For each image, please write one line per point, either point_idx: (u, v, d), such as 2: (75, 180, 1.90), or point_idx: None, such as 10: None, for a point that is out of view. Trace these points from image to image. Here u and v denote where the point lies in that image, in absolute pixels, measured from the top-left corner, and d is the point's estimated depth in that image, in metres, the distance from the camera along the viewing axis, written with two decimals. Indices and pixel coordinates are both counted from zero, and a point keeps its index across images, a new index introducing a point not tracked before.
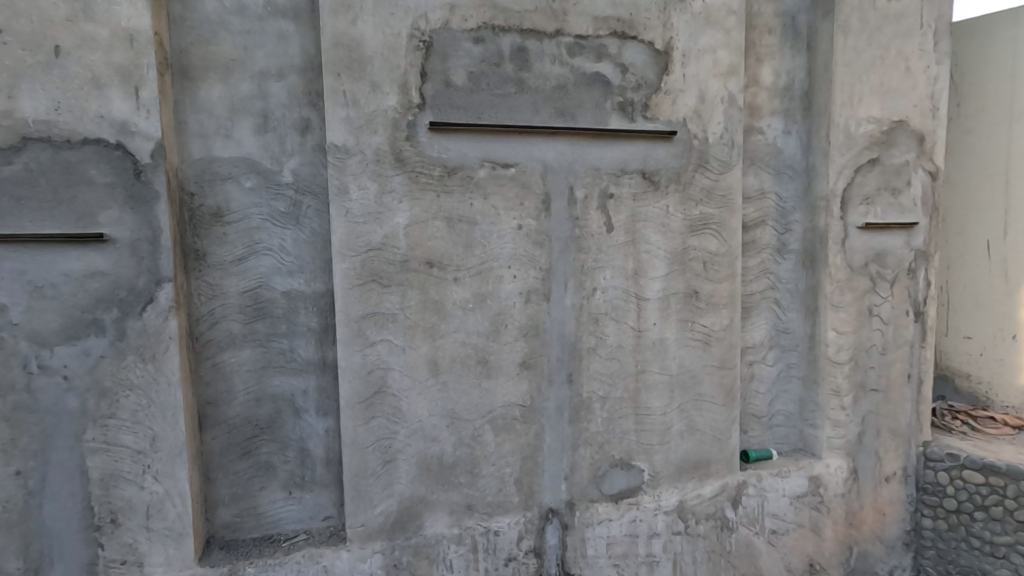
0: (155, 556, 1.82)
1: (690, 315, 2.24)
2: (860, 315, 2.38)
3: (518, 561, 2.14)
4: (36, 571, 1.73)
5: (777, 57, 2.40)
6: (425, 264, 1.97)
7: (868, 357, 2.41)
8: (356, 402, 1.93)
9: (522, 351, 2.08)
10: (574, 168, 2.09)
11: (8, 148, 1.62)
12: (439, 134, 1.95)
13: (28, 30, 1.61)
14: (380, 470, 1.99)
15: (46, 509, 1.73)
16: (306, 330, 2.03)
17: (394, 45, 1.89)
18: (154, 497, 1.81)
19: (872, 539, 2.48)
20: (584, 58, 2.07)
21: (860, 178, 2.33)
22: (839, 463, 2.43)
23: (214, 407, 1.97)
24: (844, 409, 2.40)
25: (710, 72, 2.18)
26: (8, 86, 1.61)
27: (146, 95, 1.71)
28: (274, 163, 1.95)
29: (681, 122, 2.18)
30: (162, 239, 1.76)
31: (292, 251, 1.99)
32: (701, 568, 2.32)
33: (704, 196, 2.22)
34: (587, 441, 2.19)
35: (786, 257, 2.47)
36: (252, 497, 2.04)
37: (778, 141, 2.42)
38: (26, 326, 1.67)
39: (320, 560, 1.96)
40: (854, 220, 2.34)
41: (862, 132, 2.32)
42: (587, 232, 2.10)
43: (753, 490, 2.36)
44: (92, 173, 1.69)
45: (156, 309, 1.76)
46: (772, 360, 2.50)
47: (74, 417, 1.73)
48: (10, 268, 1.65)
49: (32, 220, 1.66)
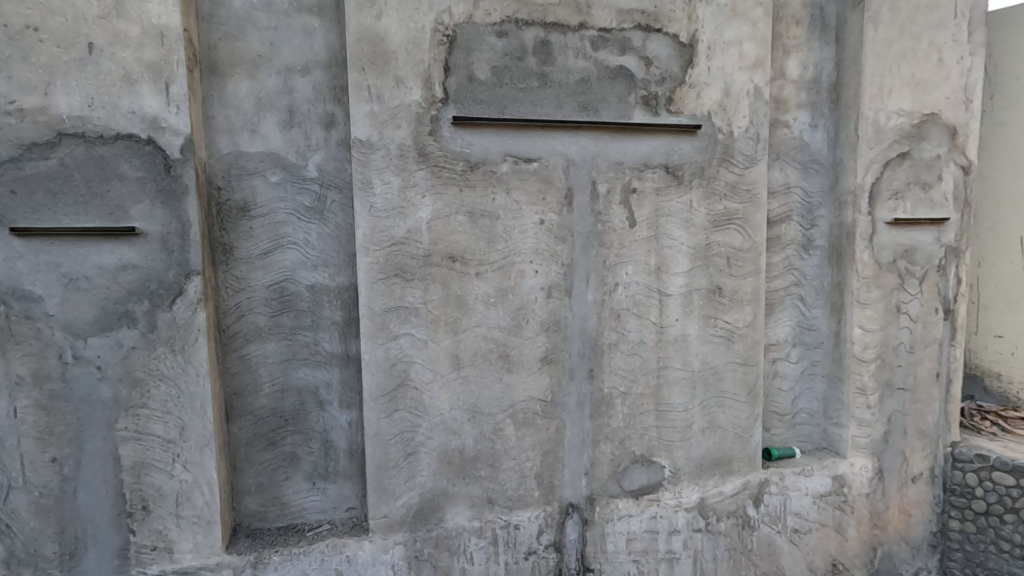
0: (184, 542, 1.87)
1: (713, 311, 2.22)
2: (887, 313, 2.34)
3: (538, 555, 2.15)
4: (71, 555, 1.78)
5: (804, 49, 2.36)
6: (448, 258, 1.97)
7: (896, 355, 2.37)
8: (379, 394, 1.96)
9: (543, 346, 2.08)
10: (597, 162, 2.07)
11: (43, 143, 1.67)
12: (462, 129, 1.95)
13: (63, 28, 1.65)
14: (403, 463, 2.01)
15: (80, 496, 1.78)
16: (330, 323, 2.05)
17: (418, 40, 1.89)
18: (184, 485, 1.85)
19: (897, 540, 2.43)
20: (607, 52, 2.05)
21: (889, 173, 2.28)
22: (864, 463, 2.39)
23: (240, 398, 2.00)
24: (869, 407, 2.37)
25: (736, 64, 2.15)
26: (44, 83, 1.64)
27: (176, 91, 1.74)
28: (299, 158, 1.97)
29: (705, 115, 2.15)
30: (191, 233, 1.79)
31: (317, 245, 2.01)
32: (722, 566, 2.30)
33: (728, 191, 2.19)
34: (607, 436, 2.18)
35: (811, 252, 2.43)
36: (277, 487, 2.08)
37: (804, 135, 2.40)
38: (61, 317, 1.72)
39: (343, 550, 1.99)
40: (883, 215, 2.29)
41: (892, 125, 2.27)
42: (610, 227, 2.10)
43: (774, 488, 2.33)
44: (124, 168, 1.73)
45: (185, 302, 1.80)
46: (796, 358, 2.47)
47: (107, 406, 1.77)
48: (46, 261, 1.69)
49: (67, 214, 1.70)
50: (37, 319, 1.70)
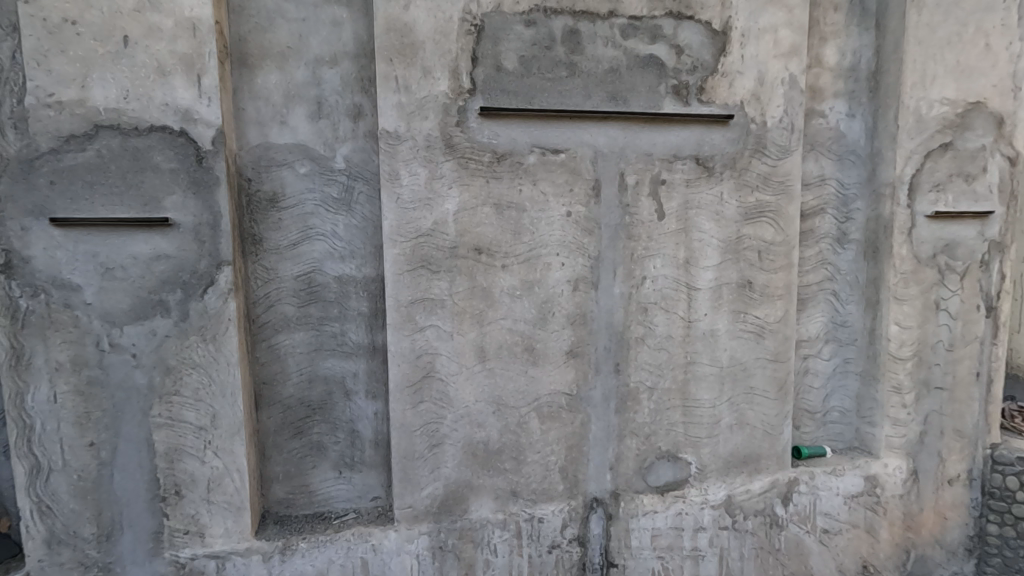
0: (215, 527, 1.91)
1: (743, 306, 2.17)
2: (925, 309, 2.26)
3: (562, 549, 2.14)
4: (107, 537, 1.84)
5: (842, 36, 2.29)
6: (474, 250, 1.97)
7: (933, 353, 2.29)
8: (404, 385, 1.97)
9: (569, 339, 2.07)
10: (626, 154, 2.04)
11: (81, 135, 1.70)
12: (489, 120, 1.94)
13: (100, 21, 1.68)
14: (428, 454, 2.02)
15: (116, 479, 1.83)
16: (356, 314, 2.06)
17: (446, 30, 1.88)
18: (215, 472, 1.89)
19: (931, 543, 2.36)
20: (637, 40, 2.01)
21: (930, 164, 2.20)
22: (898, 463, 2.32)
23: (269, 387, 2.03)
24: (905, 407, 2.30)
25: (771, 52, 2.08)
26: (82, 76, 1.68)
27: (207, 83, 1.76)
28: (327, 149, 1.98)
29: (738, 105, 2.10)
30: (222, 224, 1.81)
31: (344, 236, 2.02)
32: (748, 565, 2.27)
33: (760, 183, 2.13)
34: (633, 431, 2.16)
35: (845, 247, 2.36)
36: (305, 475, 2.11)
37: (840, 125, 2.32)
38: (98, 305, 1.76)
39: (369, 538, 2.01)
40: (922, 208, 2.21)
41: (934, 115, 2.18)
42: (638, 219, 2.06)
43: (804, 488, 2.28)
44: (157, 159, 1.76)
45: (216, 291, 1.83)
46: (828, 355, 2.41)
47: (142, 393, 1.81)
48: (84, 250, 1.74)
49: (103, 205, 1.73)
50: (76, 307, 1.75)
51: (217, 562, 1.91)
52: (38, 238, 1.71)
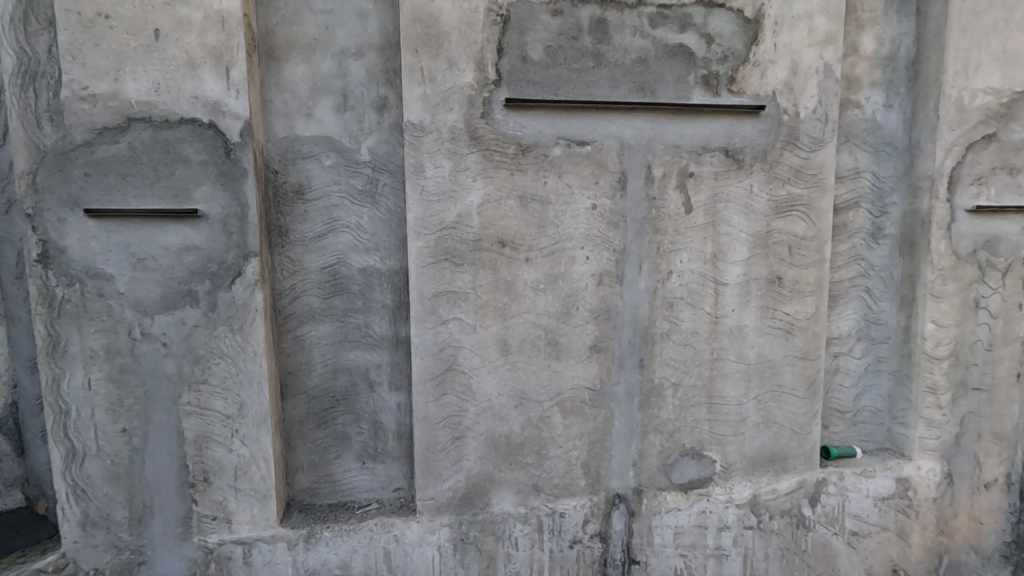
0: (242, 514, 1.94)
1: (772, 302, 2.12)
2: (964, 307, 2.18)
3: (584, 544, 2.12)
4: (139, 521, 1.88)
5: (880, 23, 2.20)
6: (498, 243, 1.95)
7: (972, 353, 2.21)
8: (428, 377, 1.97)
9: (593, 334, 2.04)
10: (653, 146, 2.00)
11: (114, 128, 1.73)
12: (514, 111, 1.92)
13: (132, 15, 1.70)
14: (450, 447, 2.03)
15: (147, 465, 1.87)
16: (380, 306, 2.07)
17: (471, 20, 1.86)
18: (242, 459, 1.92)
19: (966, 549, 2.28)
20: (666, 29, 1.97)
21: (973, 157, 2.11)
22: (931, 465, 2.25)
23: (295, 377, 2.06)
24: (940, 408, 2.22)
25: (805, 40, 2.02)
26: (115, 70, 1.71)
27: (236, 75, 1.77)
28: (352, 141, 1.98)
29: (770, 95, 2.04)
30: (249, 215, 1.83)
31: (368, 228, 2.02)
32: (774, 566, 2.22)
33: (792, 175, 2.08)
34: (656, 427, 2.14)
35: (880, 242, 2.28)
36: (329, 465, 2.13)
37: (877, 116, 2.25)
38: (130, 295, 1.80)
39: (391, 529, 2.02)
40: (962, 202, 2.13)
41: (977, 105, 2.09)
42: (664, 213, 2.03)
43: (832, 488, 2.23)
44: (187, 151, 1.78)
45: (243, 282, 1.85)
46: (859, 353, 2.34)
47: (172, 381, 1.85)
48: (117, 241, 1.77)
49: (135, 196, 1.76)
50: (109, 296, 1.79)
51: (243, 548, 1.95)
52: (72, 228, 1.75)
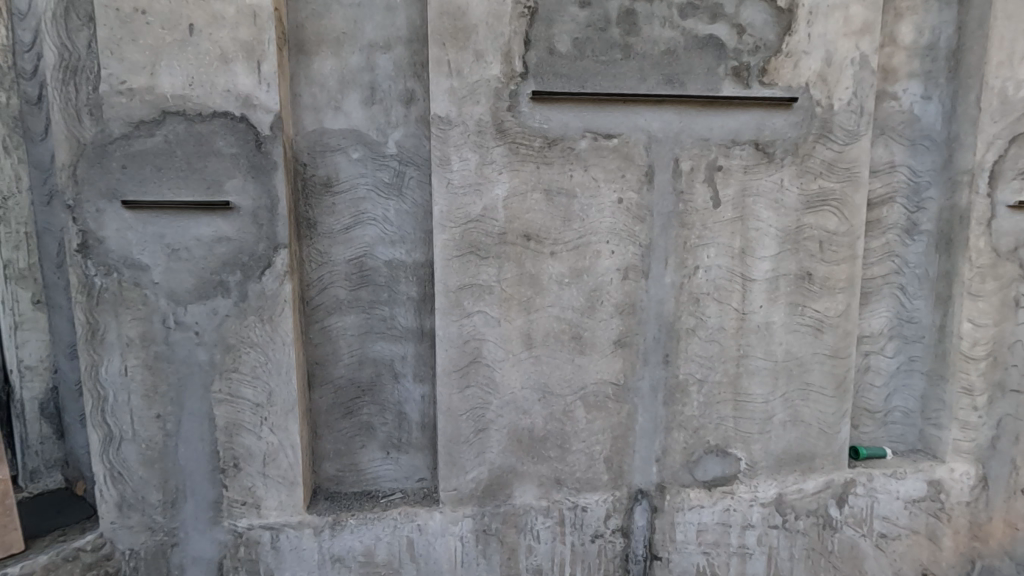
0: (270, 500, 1.99)
1: (802, 298, 2.08)
2: (1003, 306, 2.11)
3: (605, 539, 2.12)
4: (172, 504, 1.94)
5: (920, 11, 2.13)
6: (523, 237, 1.95)
7: (1011, 354, 2.13)
8: (452, 369, 1.99)
9: (617, 329, 2.03)
10: (681, 139, 1.97)
11: (150, 121, 1.78)
12: (541, 104, 1.91)
13: (168, 10, 1.74)
14: (473, 439, 2.04)
15: (180, 450, 1.92)
16: (406, 298, 2.08)
17: (499, 13, 1.86)
18: (270, 447, 1.96)
19: (1001, 555, 2.21)
20: (697, 20, 1.94)
21: (1016, 150, 2.04)
22: (965, 468, 2.18)
23: (321, 366, 2.09)
24: (976, 409, 2.16)
25: (841, 30, 1.96)
26: (151, 64, 1.75)
27: (267, 69, 1.80)
28: (379, 134, 2.00)
29: (803, 87, 1.99)
30: (279, 207, 1.86)
31: (395, 221, 2.04)
32: (799, 566, 2.19)
33: (825, 169, 2.03)
34: (680, 424, 2.12)
35: (915, 238, 2.22)
36: (354, 454, 2.16)
37: (915, 108, 2.17)
38: (165, 285, 1.84)
39: (414, 518, 2.05)
40: (1004, 197, 2.05)
41: (1021, 96, 2.01)
42: (691, 207, 2.00)
43: (861, 489, 2.19)
44: (220, 144, 1.81)
45: (273, 273, 1.88)
46: (891, 352, 2.29)
47: (204, 369, 1.89)
48: (152, 232, 1.82)
49: (170, 188, 1.81)
50: (145, 285, 1.84)
51: (271, 533, 1.99)
52: (110, 219, 1.80)
